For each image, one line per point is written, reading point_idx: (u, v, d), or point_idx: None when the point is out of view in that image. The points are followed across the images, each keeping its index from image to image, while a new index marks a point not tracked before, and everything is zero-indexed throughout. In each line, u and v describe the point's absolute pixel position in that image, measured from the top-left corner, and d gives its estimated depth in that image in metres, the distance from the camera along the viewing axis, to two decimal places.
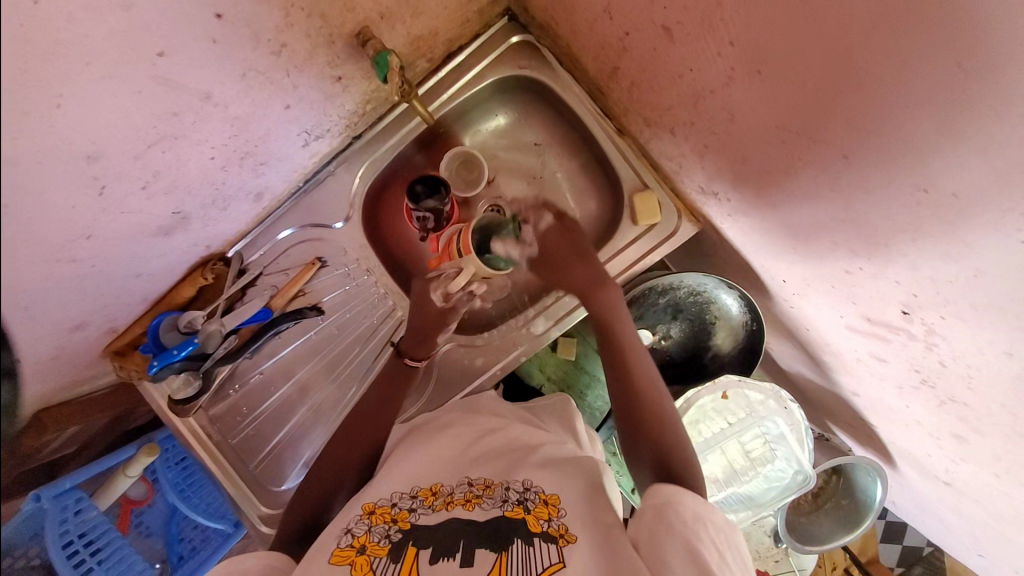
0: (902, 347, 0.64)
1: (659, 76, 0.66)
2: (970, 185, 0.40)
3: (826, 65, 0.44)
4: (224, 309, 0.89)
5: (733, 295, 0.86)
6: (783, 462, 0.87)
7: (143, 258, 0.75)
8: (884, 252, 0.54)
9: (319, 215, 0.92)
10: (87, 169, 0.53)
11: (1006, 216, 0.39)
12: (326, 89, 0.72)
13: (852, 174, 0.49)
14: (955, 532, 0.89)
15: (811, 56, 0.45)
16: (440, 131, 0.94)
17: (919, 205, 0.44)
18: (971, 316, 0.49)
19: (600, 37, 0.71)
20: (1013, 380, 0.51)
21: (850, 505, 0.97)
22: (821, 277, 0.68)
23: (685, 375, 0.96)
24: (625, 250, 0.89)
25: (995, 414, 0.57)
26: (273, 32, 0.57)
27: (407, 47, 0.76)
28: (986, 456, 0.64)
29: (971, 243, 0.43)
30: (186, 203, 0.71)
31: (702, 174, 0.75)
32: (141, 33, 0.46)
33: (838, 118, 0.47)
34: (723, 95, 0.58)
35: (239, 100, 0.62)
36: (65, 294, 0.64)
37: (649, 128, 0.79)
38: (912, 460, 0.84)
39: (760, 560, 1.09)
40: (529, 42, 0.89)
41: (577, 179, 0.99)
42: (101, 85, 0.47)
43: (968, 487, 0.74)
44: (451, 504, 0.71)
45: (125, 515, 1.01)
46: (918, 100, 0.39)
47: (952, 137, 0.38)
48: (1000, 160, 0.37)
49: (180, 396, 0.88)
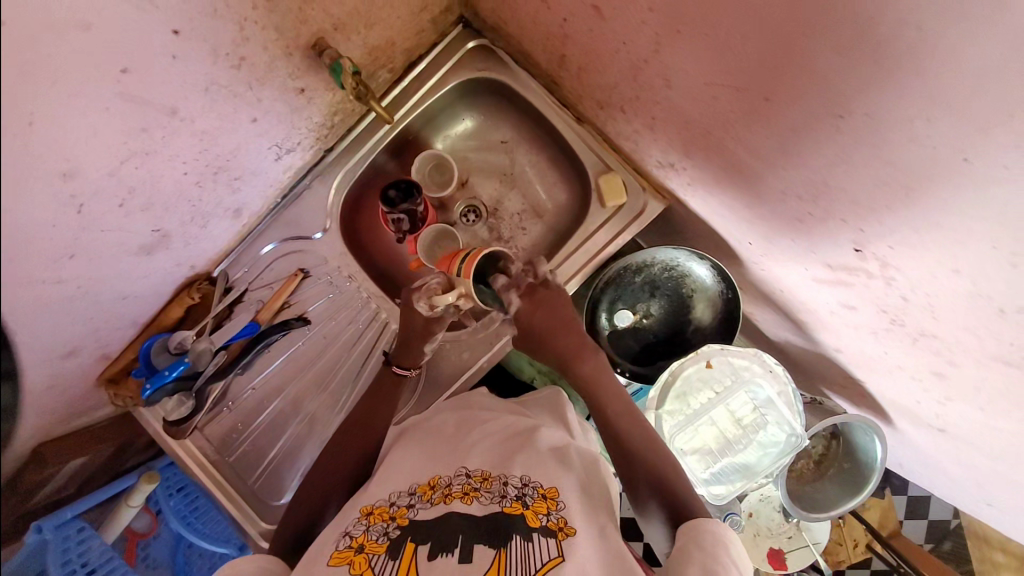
0: (865, 288, 0.65)
1: (599, 54, 0.72)
2: (876, 102, 0.44)
3: (731, 12, 0.49)
4: (213, 326, 0.92)
5: (704, 264, 0.90)
6: (774, 427, 0.87)
7: (129, 281, 0.77)
8: (826, 190, 0.56)
9: (299, 228, 0.95)
10: (64, 187, 0.56)
11: (915, 125, 0.42)
12: (290, 102, 0.79)
13: (773, 114, 0.54)
14: (962, 484, 0.86)
15: (717, 7, 0.49)
16: (410, 138, 0.99)
17: (839, 131, 0.49)
18: (915, 239, 0.51)
19: (542, 28, 0.77)
20: (968, 299, 0.52)
21: (853, 468, 0.96)
22: (781, 231, 0.70)
23: (670, 351, 0.98)
24: (597, 233, 0.91)
25: (962, 340, 0.57)
26: (231, 46, 0.63)
27: (365, 57, 0.82)
28: (967, 390, 0.64)
29: (893, 160, 0.46)
30: (165, 220, 0.74)
31: (657, 147, 0.80)
32: (106, 51, 0.51)
33: (754, 62, 0.51)
34: (656, 60, 0.63)
35: (205, 114, 0.67)
36: (57, 317, 0.67)
37: (602, 110, 0.84)
38: (903, 413, 0.83)
39: (772, 537, 1.04)
40: (483, 45, 0.95)
41: (545, 172, 1.03)
42: (73, 104, 0.51)
43: (960, 430, 0.72)
44: (449, 496, 0.68)
45: (131, 548, 0.98)
46: (814, 31, 0.43)
47: (849, 57, 0.42)
48: (891, 71, 0.41)
49: (174, 417, 0.91)
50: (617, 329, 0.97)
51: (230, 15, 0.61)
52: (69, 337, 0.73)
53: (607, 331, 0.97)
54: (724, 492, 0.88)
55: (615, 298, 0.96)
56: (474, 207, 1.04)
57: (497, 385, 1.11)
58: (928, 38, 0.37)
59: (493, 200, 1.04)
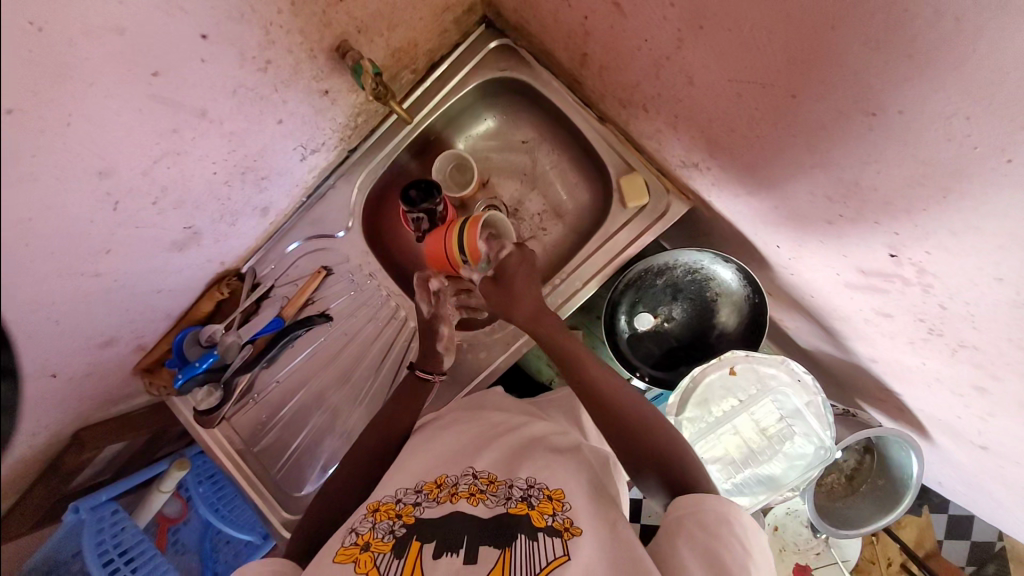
0: (902, 295, 0.61)
1: (621, 53, 0.72)
2: (909, 98, 0.41)
3: (754, 4, 0.48)
4: (241, 321, 0.95)
5: (729, 267, 0.89)
6: (802, 439, 0.83)
7: (164, 274, 0.80)
8: (857, 192, 0.54)
9: (323, 227, 0.97)
10: (100, 184, 0.59)
11: (951, 123, 0.40)
12: (315, 103, 0.81)
13: (802, 112, 0.52)
14: (1009, 508, 0.80)
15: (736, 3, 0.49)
16: (432, 137, 1.00)
17: (870, 128, 0.47)
18: (952, 243, 0.48)
19: (565, 25, 0.78)
20: (1013, 310, 0.48)
21: (887, 485, 0.91)
22: (810, 235, 0.67)
23: (693, 356, 0.95)
24: (618, 234, 0.89)
25: (1006, 353, 0.54)
26: (257, 49, 0.66)
27: (387, 57, 0.85)
28: (1014, 406, 0.59)
29: (930, 160, 0.44)
30: (196, 218, 0.77)
31: (680, 146, 0.79)
32: (140, 56, 0.54)
33: (778, 56, 0.49)
34: (678, 57, 0.62)
35: (232, 116, 0.70)
36: (96, 308, 0.70)
37: (625, 109, 0.84)
38: (941, 428, 0.77)
39: (799, 553, 0.99)
40: (505, 45, 0.95)
41: (567, 173, 1.02)
42: (107, 105, 0.54)
43: (1006, 449, 0.67)
44: (456, 495, 0.66)
45: (162, 533, 1.02)
46: (843, 20, 0.41)
47: (877, 52, 0.41)
48: (923, 68, 0.39)
49: (204, 407, 0.93)
50: (637, 332, 0.96)
51: (255, 20, 0.63)
52: (107, 328, 0.76)
53: (627, 334, 0.96)
54: (749, 504, 0.83)
55: (636, 300, 0.96)
56: (494, 207, 1.03)
57: (514, 387, 1.10)
58: (967, 31, 0.35)
59: (514, 201, 1.04)
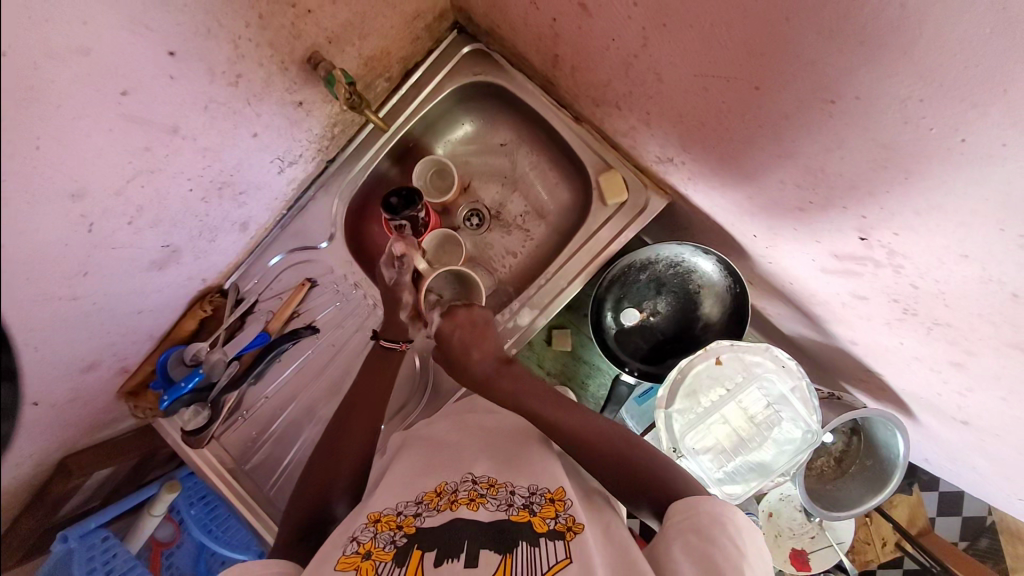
0: (874, 277, 0.62)
1: (589, 54, 0.73)
2: (866, 87, 0.43)
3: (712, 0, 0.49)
4: (225, 339, 0.92)
5: (710, 258, 0.90)
6: (790, 424, 0.84)
7: (144, 295, 0.79)
8: (825, 178, 0.55)
9: (305, 238, 0.97)
10: (73, 207, 0.58)
11: (906, 108, 0.42)
12: (289, 115, 0.82)
13: (766, 103, 0.53)
14: (992, 479, 0.81)
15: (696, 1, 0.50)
16: (410, 144, 1.01)
17: (830, 116, 0.48)
18: (918, 224, 0.49)
19: (534, 28, 0.80)
20: (979, 285, 0.50)
21: (876, 465, 0.91)
22: (784, 224, 0.68)
23: (680, 350, 0.96)
24: (598, 232, 0.90)
25: (977, 328, 0.55)
26: (227, 63, 0.66)
27: (361, 66, 0.85)
28: (987, 379, 0.61)
29: (890, 144, 0.45)
30: (174, 235, 0.76)
31: (655, 143, 0.80)
32: (106, 75, 0.54)
33: (739, 52, 0.51)
34: (644, 55, 0.64)
35: (206, 132, 0.69)
36: (76, 331, 0.69)
37: (599, 108, 0.85)
38: (925, 405, 0.78)
39: (794, 538, 0.99)
40: (478, 50, 0.96)
41: (546, 173, 1.03)
42: (77, 126, 0.53)
43: (986, 422, 0.68)
44: (455, 503, 0.65)
45: (155, 558, 0.97)
46: (796, 11, 0.43)
47: (832, 44, 0.42)
48: (874, 57, 0.40)
49: (192, 427, 0.91)
50: (623, 328, 0.97)
51: (224, 34, 0.63)
52: (90, 352, 0.75)
53: (614, 330, 0.97)
54: (741, 491, 0.84)
55: (621, 296, 0.97)
56: (476, 211, 1.04)
57: None
58: (911, 17, 0.36)
59: (495, 204, 1.05)
